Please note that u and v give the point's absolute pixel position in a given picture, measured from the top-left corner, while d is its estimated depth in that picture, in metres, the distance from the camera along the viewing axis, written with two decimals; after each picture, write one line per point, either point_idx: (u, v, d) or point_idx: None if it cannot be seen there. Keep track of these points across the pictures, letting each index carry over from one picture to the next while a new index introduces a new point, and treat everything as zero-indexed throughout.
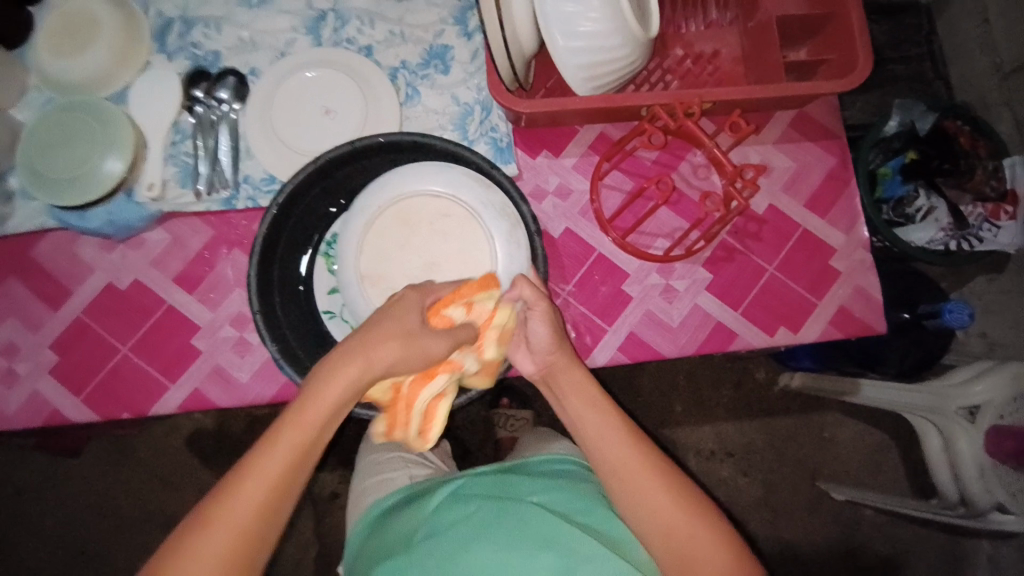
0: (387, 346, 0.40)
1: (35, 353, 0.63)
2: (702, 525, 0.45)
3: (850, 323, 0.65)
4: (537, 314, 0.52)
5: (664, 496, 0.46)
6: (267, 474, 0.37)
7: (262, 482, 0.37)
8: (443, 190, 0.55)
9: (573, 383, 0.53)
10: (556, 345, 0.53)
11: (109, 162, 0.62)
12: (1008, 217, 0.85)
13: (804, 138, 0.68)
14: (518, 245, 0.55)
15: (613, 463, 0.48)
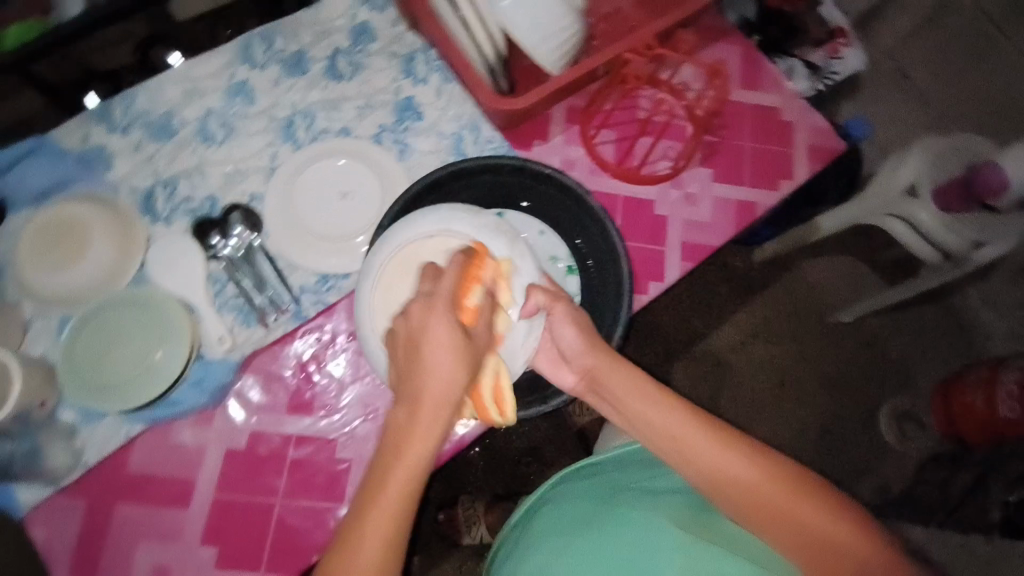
0: (439, 359, 0.47)
1: (192, 556, 0.60)
2: (765, 475, 0.50)
3: (822, 154, 0.79)
4: (559, 316, 0.58)
5: (745, 467, 0.51)
6: (394, 488, 0.46)
7: (393, 494, 0.46)
8: (435, 228, 0.57)
9: (623, 381, 0.57)
10: (587, 347, 0.59)
11: (168, 342, 0.61)
12: (846, 47, 1.09)
13: (712, 41, 0.81)
14: (523, 257, 0.57)
15: (678, 441, 0.53)
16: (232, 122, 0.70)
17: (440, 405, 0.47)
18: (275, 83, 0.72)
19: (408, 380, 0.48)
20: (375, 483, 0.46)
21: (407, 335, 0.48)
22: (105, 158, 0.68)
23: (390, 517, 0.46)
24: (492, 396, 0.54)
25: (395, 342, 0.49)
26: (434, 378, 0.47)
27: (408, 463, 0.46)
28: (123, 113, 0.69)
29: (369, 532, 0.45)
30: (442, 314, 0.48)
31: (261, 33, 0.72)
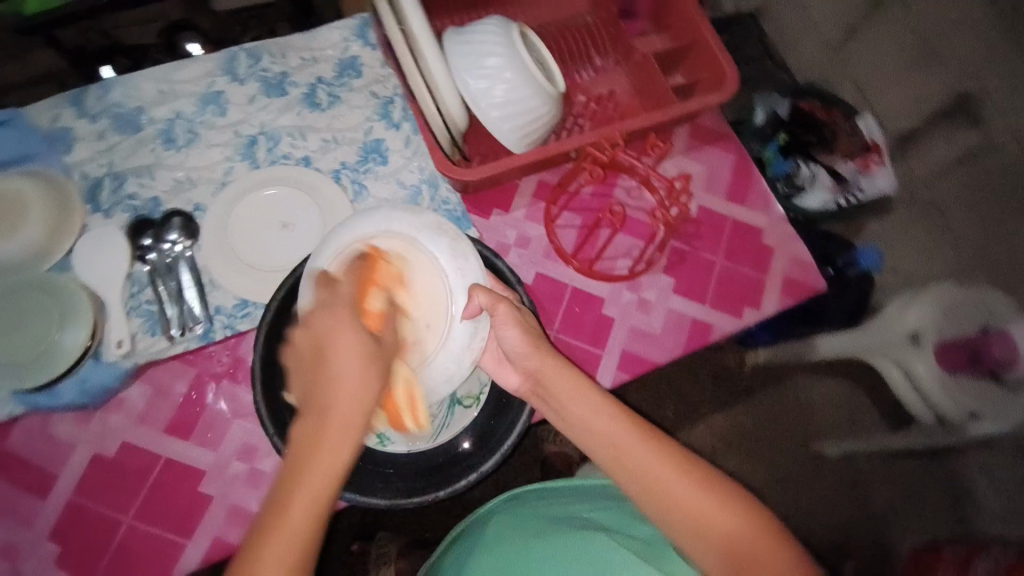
0: (337, 357, 0.45)
1: (33, 550, 0.58)
2: (711, 494, 0.48)
3: (798, 288, 0.75)
4: (501, 317, 0.55)
5: (681, 480, 0.49)
6: (299, 516, 0.41)
7: (303, 518, 0.41)
8: (378, 230, 0.58)
9: (565, 386, 0.54)
10: (532, 347, 0.55)
11: (69, 334, 0.59)
12: (878, 164, 0.99)
13: (706, 144, 0.79)
14: (464, 255, 0.59)
15: (618, 449, 0.51)
16: (197, 129, 0.71)
17: (348, 411, 0.44)
18: (249, 101, 0.72)
19: (314, 389, 0.45)
20: (279, 502, 0.42)
21: (309, 350, 0.46)
22: (67, 141, 0.69)
23: (304, 532, 0.41)
24: (407, 405, 0.55)
25: (301, 357, 0.46)
26: (338, 387, 0.44)
27: (307, 491, 0.42)
28: (96, 102, 0.70)
29: (268, 554, 0.40)
30: (348, 320, 0.46)
31: (249, 51, 0.74)
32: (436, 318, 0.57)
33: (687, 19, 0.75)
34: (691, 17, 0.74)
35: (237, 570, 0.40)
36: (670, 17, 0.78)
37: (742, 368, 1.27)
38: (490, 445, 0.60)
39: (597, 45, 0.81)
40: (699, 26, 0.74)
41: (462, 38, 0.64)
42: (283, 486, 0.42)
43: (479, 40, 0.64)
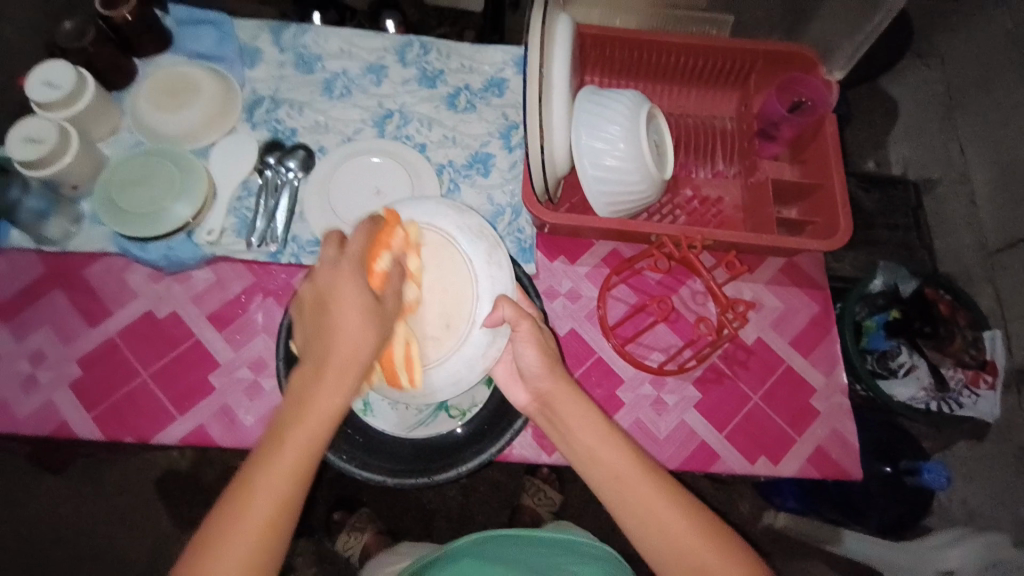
0: (342, 308, 0.46)
1: (61, 364, 0.68)
2: (708, 541, 0.46)
3: (827, 464, 0.69)
4: (522, 335, 0.55)
5: (682, 524, 0.47)
6: (292, 451, 0.43)
7: (291, 455, 0.42)
8: (421, 219, 0.59)
9: (572, 408, 0.53)
10: (546, 369, 0.55)
11: (179, 207, 0.70)
12: (988, 386, 0.90)
13: (792, 284, 0.76)
14: (499, 265, 0.59)
15: (620, 480, 0.48)
16: (352, 89, 0.81)
17: (345, 363, 0.45)
18: (402, 82, 0.81)
19: (318, 339, 0.47)
20: (270, 444, 0.43)
21: (314, 303, 0.48)
22: (254, 59, 0.81)
23: (285, 475, 0.42)
24: (403, 362, 0.56)
25: (304, 307, 0.49)
26: (337, 340, 0.46)
27: (294, 436, 0.43)
28: (290, 38, 0.82)
29: (252, 491, 0.41)
30: (354, 273, 0.48)
31: (423, 43, 0.83)
32: (458, 319, 0.57)
33: (823, 161, 0.74)
34: (828, 160, 0.73)
35: (225, 503, 0.41)
36: (808, 152, 0.77)
37: (756, 523, 1.19)
38: (450, 460, 0.62)
39: (725, 151, 0.82)
40: (832, 172, 0.72)
41: (595, 99, 0.68)
42: (280, 428, 0.44)
43: (609, 106, 0.67)
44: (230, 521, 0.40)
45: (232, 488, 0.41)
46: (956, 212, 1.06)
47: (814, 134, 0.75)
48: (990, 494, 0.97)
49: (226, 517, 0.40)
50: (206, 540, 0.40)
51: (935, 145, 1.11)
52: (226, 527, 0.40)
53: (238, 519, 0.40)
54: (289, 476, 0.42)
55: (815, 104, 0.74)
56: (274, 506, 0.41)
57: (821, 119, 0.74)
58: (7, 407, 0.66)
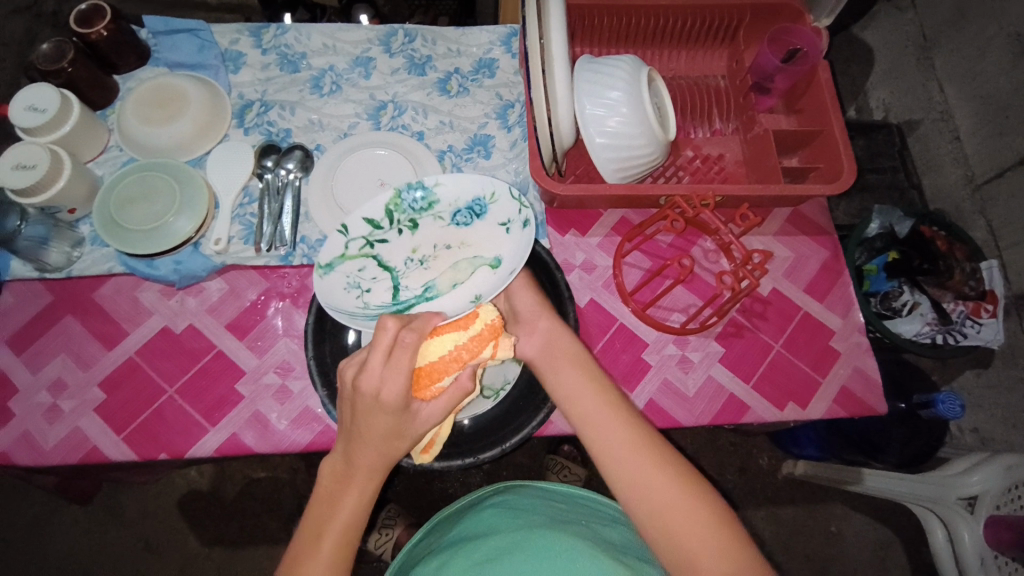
0: (409, 421, 0.49)
1: (82, 391, 0.66)
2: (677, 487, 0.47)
3: (853, 402, 0.70)
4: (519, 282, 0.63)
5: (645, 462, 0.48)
6: (340, 525, 0.46)
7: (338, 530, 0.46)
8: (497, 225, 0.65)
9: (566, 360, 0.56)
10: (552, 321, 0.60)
11: (182, 221, 0.69)
12: (990, 315, 0.93)
13: (800, 233, 0.78)
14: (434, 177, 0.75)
15: (590, 418, 0.52)
16: (342, 83, 0.80)
17: (387, 440, 0.48)
18: (391, 72, 0.81)
19: (360, 417, 0.48)
20: (329, 504, 0.47)
21: (353, 400, 0.48)
22: (238, 63, 0.80)
23: (352, 513, 0.47)
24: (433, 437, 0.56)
25: (346, 388, 0.49)
26: (370, 436, 0.47)
27: (353, 487, 0.47)
28: (271, 38, 0.81)
29: (324, 540, 0.45)
30: (399, 375, 0.47)
31: (408, 31, 0.82)
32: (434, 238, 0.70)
33: (820, 108, 0.74)
34: (825, 105, 0.73)
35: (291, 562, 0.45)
36: (803, 102, 0.78)
37: (776, 474, 1.21)
38: (491, 438, 0.62)
39: (721, 109, 0.82)
40: (830, 117, 0.73)
41: (592, 68, 0.68)
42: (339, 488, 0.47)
43: (608, 73, 0.67)
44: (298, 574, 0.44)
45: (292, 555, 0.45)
46: (942, 150, 1.08)
47: (808, 82, 0.76)
48: (998, 419, 1.01)
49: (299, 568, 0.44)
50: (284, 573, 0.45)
51: (913, 87, 1.12)
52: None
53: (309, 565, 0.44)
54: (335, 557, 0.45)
55: (807, 53, 0.74)
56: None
57: (814, 67, 0.75)
58: (32, 440, 0.64)
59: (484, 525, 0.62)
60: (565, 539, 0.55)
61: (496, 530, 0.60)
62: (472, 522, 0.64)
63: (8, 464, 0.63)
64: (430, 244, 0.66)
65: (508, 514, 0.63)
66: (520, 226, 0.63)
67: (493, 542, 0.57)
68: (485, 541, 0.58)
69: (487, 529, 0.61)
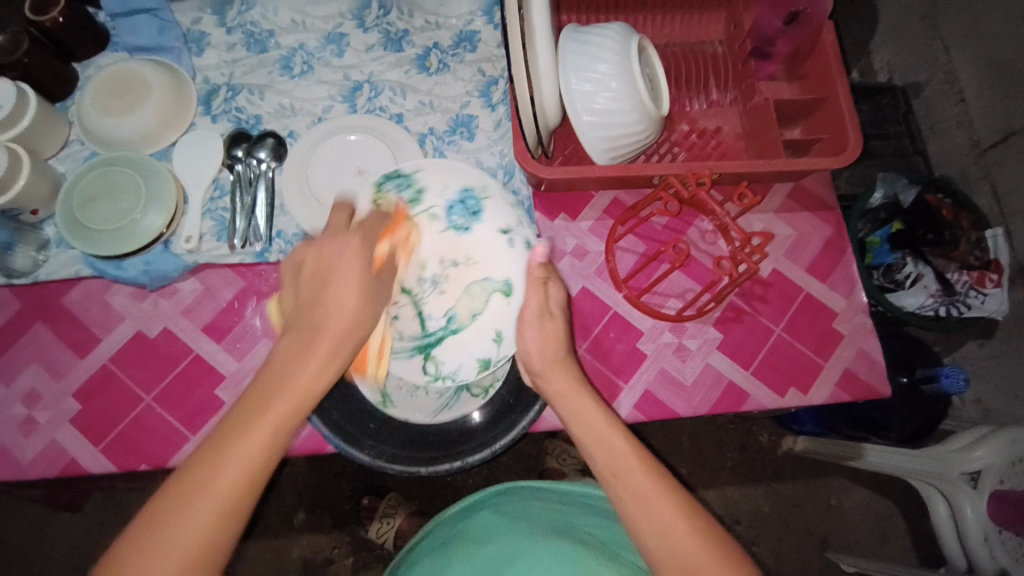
0: (347, 297, 0.47)
1: (57, 401, 0.64)
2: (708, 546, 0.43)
3: (856, 385, 0.68)
4: (529, 319, 0.55)
5: (675, 515, 0.44)
6: (250, 445, 0.40)
7: (249, 450, 0.40)
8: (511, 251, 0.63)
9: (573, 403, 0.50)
10: (555, 359, 0.53)
11: (150, 216, 0.65)
12: (994, 285, 0.89)
13: (801, 209, 0.74)
14: None
15: (614, 465, 0.46)
16: (313, 63, 0.75)
17: (338, 336, 0.45)
18: (366, 49, 0.76)
19: (308, 306, 0.47)
20: (265, 396, 0.42)
21: (310, 264, 0.49)
22: (201, 44, 0.75)
23: (293, 399, 0.42)
24: (375, 354, 0.59)
25: (301, 270, 0.49)
26: (340, 305, 0.46)
27: (292, 390, 0.42)
28: (236, 15, 0.75)
29: (236, 441, 0.40)
30: (354, 242, 0.49)
31: (382, 2, 0.76)
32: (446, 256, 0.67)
33: (824, 74, 0.70)
34: (830, 72, 0.69)
35: (166, 500, 0.38)
36: (807, 67, 0.73)
37: (777, 450, 1.20)
38: (482, 439, 0.59)
39: (718, 78, 0.77)
40: (835, 85, 0.68)
41: (577, 38, 0.63)
42: (247, 404, 0.42)
43: (595, 43, 0.62)
44: (199, 480, 0.38)
45: (173, 482, 0.38)
46: (946, 113, 1.03)
47: (811, 46, 0.71)
48: (1002, 390, 0.99)
49: (208, 470, 0.39)
50: (185, 474, 0.39)
51: (919, 46, 1.06)
52: (193, 484, 0.38)
53: (218, 464, 0.39)
54: (237, 483, 0.39)
55: (811, 13, 0.68)
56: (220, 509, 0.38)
57: (817, 29, 0.69)
58: (8, 454, 0.62)
59: (485, 527, 0.61)
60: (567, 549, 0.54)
61: (494, 532, 0.60)
62: (466, 522, 0.63)
63: None
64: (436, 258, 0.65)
65: (504, 513, 0.62)
66: (521, 241, 0.63)
67: (492, 548, 0.57)
68: (488, 547, 0.58)
69: (487, 532, 0.60)
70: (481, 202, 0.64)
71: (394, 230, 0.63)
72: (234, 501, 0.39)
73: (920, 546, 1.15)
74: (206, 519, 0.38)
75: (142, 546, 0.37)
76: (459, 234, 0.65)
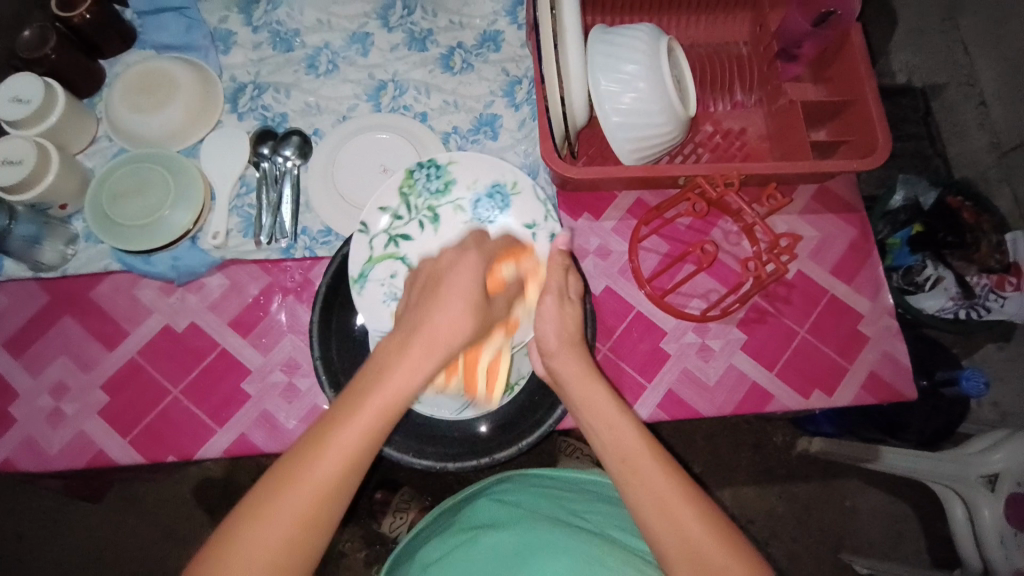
0: (447, 312, 0.48)
1: (86, 393, 0.65)
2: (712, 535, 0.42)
3: (882, 388, 0.68)
4: (549, 307, 0.55)
5: (681, 504, 0.43)
6: (342, 446, 0.39)
7: (339, 453, 0.39)
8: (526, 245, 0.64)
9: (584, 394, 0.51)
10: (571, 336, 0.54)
11: (177, 213, 0.66)
12: (1014, 288, 0.87)
13: (825, 210, 0.74)
14: None
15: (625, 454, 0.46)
16: (338, 62, 0.75)
17: (428, 349, 0.46)
18: (391, 48, 0.76)
19: (413, 317, 0.49)
20: (365, 389, 0.42)
21: (425, 278, 0.53)
22: (227, 43, 0.75)
23: (392, 396, 0.42)
24: (487, 371, 0.57)
25: (414, 286, 0.53)
26: (440, 317, 0.48)
27: (389, 388, 0.42)
28: (262, 14, 0.76)
29: (337, 431, 0.40)
30: (469, 257, 0.53)
31: (407, 2, 0.77)
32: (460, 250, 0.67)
33: (853, 75, 0.69)
34: (856, 74, 0.68)
35: (257, 492, 0.38)
36: (832, 70, 0.73)
37: (791, 451, 1.20)
38: (506, 437, 0.60)
39: (743, 80, 0.77)
40: (864, 87, 0.68)
41: (606, 38, 0.63)
42: (349, 399, 0.42)
43: (625, 43, 0.62)
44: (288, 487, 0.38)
45: (267, 479, 0.38)
46: (967, 117, 1.02)
47: (839, 48, 0.71)
48: (1021, 394, 0.99)
49: (304, 467, 0.39)
50: (277, 476, 0.38)
51: (939, 48, 1.05)
52: (291, 485, 0.38)
53: (314, 463, 0.39)
54: (331, 487, 0.39)
55: (841, 16, 0.69)
56: (311, 507, 0.38)
57: (845, 31, 0.69)
58: (39, 444, 0.63)
59: (492, 515, 0.60)
60: (577, 539, 0.53)
61: (501, 522, 0.58)
62: (473, 510, 0.62)
63: (15, 468, 0.62)
64: (458, 245, 0.65)
65: (513, 503, 0.61)
66: (545, 233, 0.64)
67: (496, 535, 0.56)
68: (495, 533, 0.57)
69: (494, 519, 0.59)
70: (512, 197, 0.65)
71: (419, 213, 0.65)
72: (320, 503, 0.38)
73: (935, 550, 1.15)
74: (296, 525, 0.37)
75: (242, 534, 0.37)
76: (485, 225, 0.65)
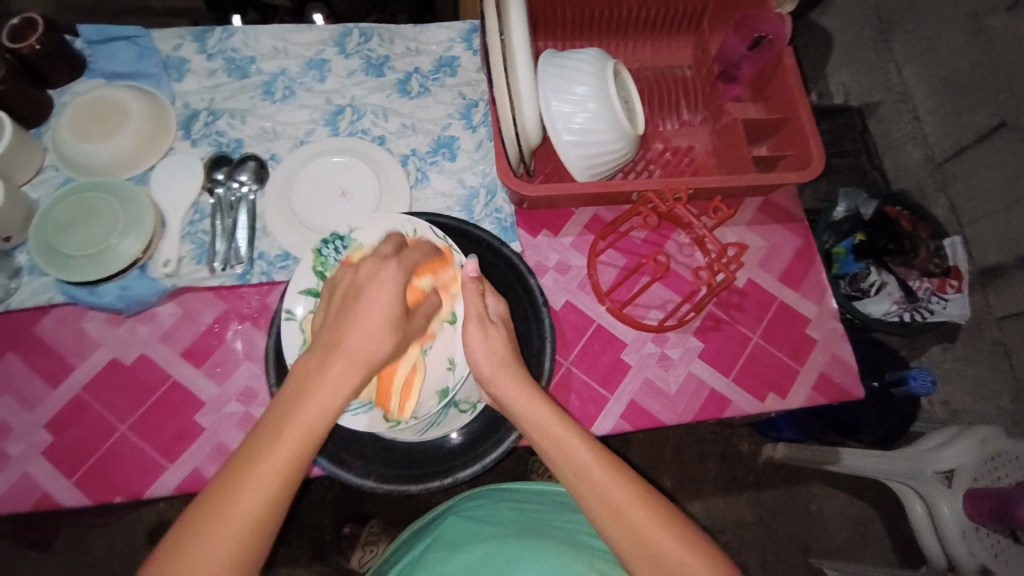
0: (369, 322, 0.48)
1: (28, 433, 0.62)
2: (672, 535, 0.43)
3: (832, 388, 0.70)
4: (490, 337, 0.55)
5: (641, 509, 0.44)
6: (273, 465, 0.41)
7: (271, 468, 0.40)
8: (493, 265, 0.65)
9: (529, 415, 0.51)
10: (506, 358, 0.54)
11: (126, 242, 0.64)
12: (955, 290, 0.94)
13: (772, 221, 0.77)
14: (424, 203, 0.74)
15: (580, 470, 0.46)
16: (295, 88, 0.76)
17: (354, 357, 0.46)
18: (347, 74, 0.77)
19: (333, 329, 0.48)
20: (289, 409, 0.43)
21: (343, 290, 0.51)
22: (181, 70, 0.75)
23: (317, 417, 0.43)
24: (401, 386, 0.54)
25: (334, 295, 0.51)
26: (357, 327, 0.47)
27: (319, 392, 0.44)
28: (216, 42, 0.76)
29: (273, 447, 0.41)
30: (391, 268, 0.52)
31: (363, 30, 0.78)
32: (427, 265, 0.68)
33: (789, 93, 0.73)
34: (792, 93, 0.73)
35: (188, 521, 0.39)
36: (770, 89, 0.76)
37: (757, 459, 1.22)
38: (470, 453, 0.59)
39: (689, 101, 0.81)
40: (799, 104, 0.72)
41: (555, 62, 0.66)
42: (270, 427, 0.42)
43: (573, 67, 0.65)
44: (229, 500, 0.39)
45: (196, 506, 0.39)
46: (902, 130, 1.09)
47: (773, 70, 0.75)
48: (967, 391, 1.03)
49: (238, 487, 0.40)
50: (219, 491, 0.40)
51: (872, 69, 1.12)
52: (226, 505, 0.39)
53: (249, 483, 0.40)
54: (262, 502, 0.40)
55: (773, 41, 0.72)
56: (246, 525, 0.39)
57: (779, 54, 0.73)
58: None
59: (457, 532, 0.60)
60: (542, 549, 0.53)
61: (466, 539, 0.58)
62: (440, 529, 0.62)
63: None
64: None
65: (477, 520, 0.61)
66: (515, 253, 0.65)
67: (463, 555, 0.55)
68: (461, 549, 0.56)
69: (460, 535, 0.59)
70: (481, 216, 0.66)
71: None
72: (253, 523, 0.39)
73: (899, 548, 1.18)
74: (228, 557, 0.38)
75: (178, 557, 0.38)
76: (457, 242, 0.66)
